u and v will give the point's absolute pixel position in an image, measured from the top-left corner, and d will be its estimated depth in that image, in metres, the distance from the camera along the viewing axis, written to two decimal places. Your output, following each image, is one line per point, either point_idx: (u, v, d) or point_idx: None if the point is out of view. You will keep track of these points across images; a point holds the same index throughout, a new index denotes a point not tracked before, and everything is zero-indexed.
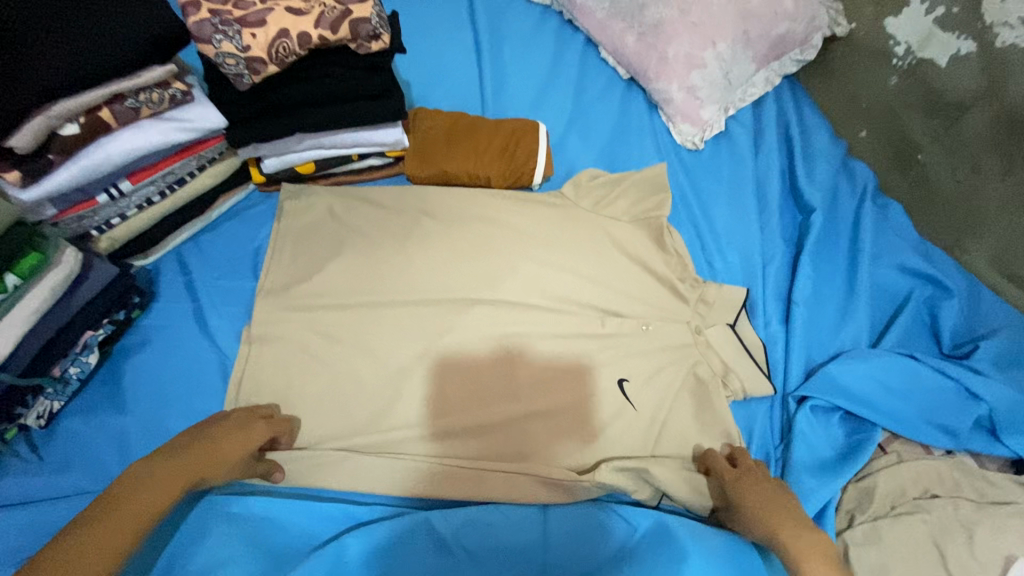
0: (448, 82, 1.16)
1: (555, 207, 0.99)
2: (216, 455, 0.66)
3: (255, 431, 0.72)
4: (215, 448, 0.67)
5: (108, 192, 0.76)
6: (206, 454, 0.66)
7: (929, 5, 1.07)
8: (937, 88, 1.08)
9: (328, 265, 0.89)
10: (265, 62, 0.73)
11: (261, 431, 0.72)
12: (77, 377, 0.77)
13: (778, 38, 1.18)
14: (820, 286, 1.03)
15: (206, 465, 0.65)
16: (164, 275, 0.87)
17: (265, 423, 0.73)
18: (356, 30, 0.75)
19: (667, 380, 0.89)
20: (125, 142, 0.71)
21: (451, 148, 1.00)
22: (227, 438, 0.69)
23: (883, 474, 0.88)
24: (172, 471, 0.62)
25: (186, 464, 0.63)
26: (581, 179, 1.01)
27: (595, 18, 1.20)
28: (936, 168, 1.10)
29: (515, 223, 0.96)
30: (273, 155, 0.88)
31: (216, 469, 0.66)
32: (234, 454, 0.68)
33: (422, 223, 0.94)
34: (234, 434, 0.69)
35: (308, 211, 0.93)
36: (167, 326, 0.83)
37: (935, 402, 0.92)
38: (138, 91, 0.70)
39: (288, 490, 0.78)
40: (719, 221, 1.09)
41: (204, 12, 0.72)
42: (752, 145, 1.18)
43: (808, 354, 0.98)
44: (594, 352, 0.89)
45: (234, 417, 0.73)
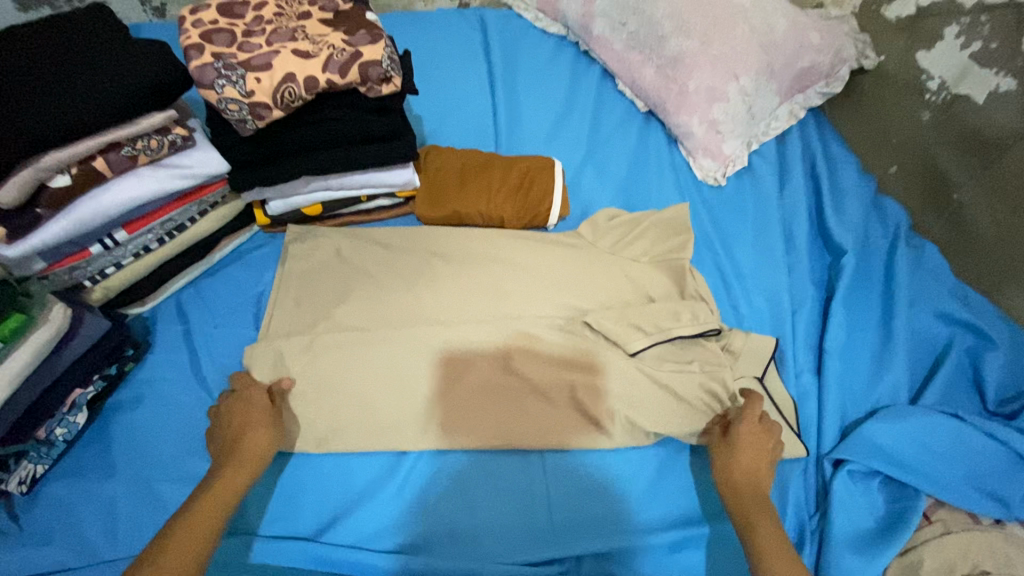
0: (460, 117, 1.12)
1: (572, 248, 0.92)
2: (247, 435, 0.70)
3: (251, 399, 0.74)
4: (243, 436, 0.70)
5: (102, 243, 0.72)
6: (242, 442, 0.70)
7: (964, 40, 1.01)
8: (973, 125, 1.02)
9: (335, 311, 0.83)
10: (270, 107, 0.69)
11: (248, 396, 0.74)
12: (63, 439, 0.72)
13: (803, 70, 1.14)
14: (853, 333, 0.97)
15: (242, 455, 0.69)
16: (161, 324, 0.83)
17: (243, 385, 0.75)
18: (367, 73, 0.71)
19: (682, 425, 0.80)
20: (122, 192, 0.68)
21: (462, 187, 0.95)
22: (247, 414, 0.72)
23: (929, 548, 0.80)
24: (226, 468, 0.68)
25: (237, 459, 0.69)
26: (598, 219, 0.96)
27: (613, 49, 1.17)
28: (972, 208, 1.03)
29: (529, 264, 0.89)
30: (278, 198, 0.85)
31: (258, 448, 0.70)
32: (259, 426, 0.72)
33: (432, 264, 0.88)
34: (246, 409, 0.73)
35: (313, 253, 0.88)
36: (161, 378, 0.79)
37: (982, 467, 0.84)
38: (135, 138, 0.66)
39: (280, 564, 0.72)
40: (744, 263, 1.03)
41: (206, 57, 0.69)
42: (777, 181, 1.12)
43: (842, 409, 0.91)
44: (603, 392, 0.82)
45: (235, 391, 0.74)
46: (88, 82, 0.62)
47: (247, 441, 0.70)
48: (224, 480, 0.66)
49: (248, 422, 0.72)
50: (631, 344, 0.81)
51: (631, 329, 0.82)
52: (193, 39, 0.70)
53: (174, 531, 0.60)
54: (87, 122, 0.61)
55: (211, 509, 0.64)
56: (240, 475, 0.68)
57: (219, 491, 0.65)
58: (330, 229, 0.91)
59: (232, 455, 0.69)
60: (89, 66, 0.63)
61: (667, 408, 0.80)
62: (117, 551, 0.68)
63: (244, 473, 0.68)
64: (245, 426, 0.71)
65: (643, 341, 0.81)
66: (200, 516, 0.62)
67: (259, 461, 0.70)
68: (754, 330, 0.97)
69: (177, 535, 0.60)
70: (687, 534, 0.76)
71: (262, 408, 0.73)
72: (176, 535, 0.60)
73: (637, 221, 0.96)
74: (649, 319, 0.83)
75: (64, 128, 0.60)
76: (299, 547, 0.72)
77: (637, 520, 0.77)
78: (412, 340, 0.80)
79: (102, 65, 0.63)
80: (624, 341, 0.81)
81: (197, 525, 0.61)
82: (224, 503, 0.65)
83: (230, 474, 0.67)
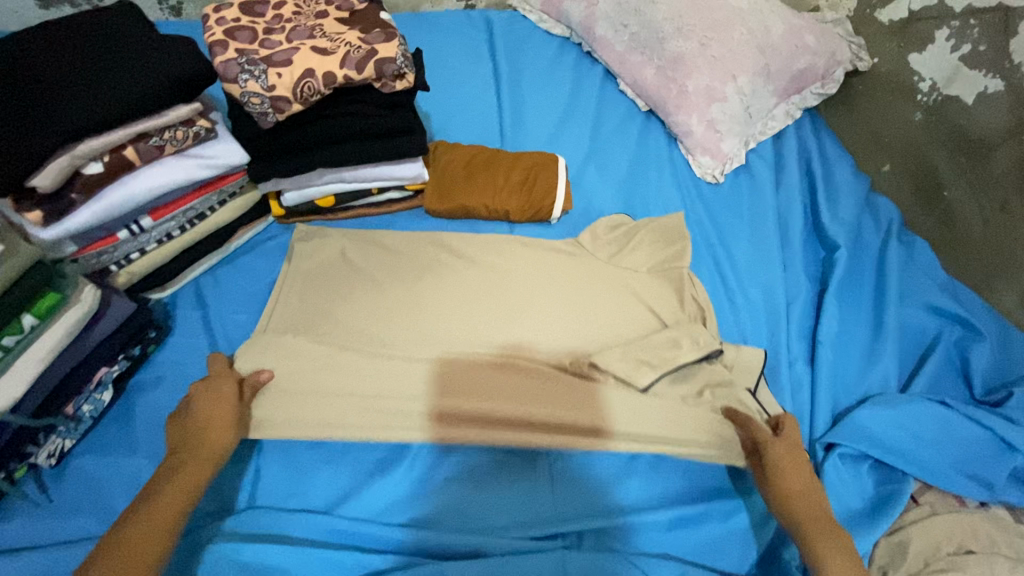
0: (467, 114, 1.16)
1: (565, 255, 0.97)
2: (211, 428, 0.71)
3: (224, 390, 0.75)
4: (206, 429, 0.71)
5: (129, 229, 0.76)
6: (206, 436, 0.71)
7: (954, 43, 1.05)
8: (962, 125, 1.05)
9: (336, 310, 0.87)
10: (290, 101, 0.73)
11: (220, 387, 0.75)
12: (90, 416, 0.76)
13: (799, 72, 1.17)
14: (846, 325, 1.01)
15: (204, 446, 0.70)
16: (180, 308, 0.87)
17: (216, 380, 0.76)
18: (381, 70, 0.74)
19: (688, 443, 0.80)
20: (149, 179, 0.71)
21: (469, 181, 0.99)
22: (211, 403, 0.73)
23: (916, 527, 0.83)
24: (185, 460, 0.69)
25: (199, 452, 0.70)
26: (599, 231, 0.99)
27: (615, 50, 1.20)
28: (962, 205, 1.07)
29: (525, 263, 0.95)
30: (293, 189, 0.89)
31: (220, 441, 0.71)
32: (223, 416, 0.73)
33: (435, 267, 0.92)
34: (213, 398, 0.73)
35: (321, 251, 0.92)
36: (181, 360, 0.82)
37: (968, 452, 0.88)
38: (162, 129, 0.70)
39: (274, 530, 0.74)
40: (741, 256, 1.06)
41: (230, 53, 0.73)
42: (773, 178, 1.16)
43: (835, 397, 0.95)
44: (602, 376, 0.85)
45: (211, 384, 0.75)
46: (121, 76, 0.66)
47: (210, 435, 0.71)
48: (181, 475, 0.68)
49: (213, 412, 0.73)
50: (643, 380, 0.80)
51: (639, 364, 0.81)
52: (218, 36, 0.74)
53: (135, 522, 0.63)
54: (119, 114, 0.65)
55: (171, 502, 0.65)
56: (198, 472, 0.69)
57: (180, 484, 0.67)
58: (337, 232, 0.95)
59: (194, 446, 0.70)
60: (121, 62, 0.67)
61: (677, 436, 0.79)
62: None
63: (205, 468, 0.69)
64: (209, 415, 0.72)
65: (653, 377, 0.80)
66: (156, 510, 0.64)
67: (219, 455, 0.71)
68: (749, 321, 1.00)
69: (134, 528, 0.63)
70: (684, 511, 0.79)
71: (230, 399, 0.74)
72: (134, 528, 0.63)
73: (633, 231, 1.00)
74: (654, 351, 0.83)
75: (99, 121, 0.64)
76: (312, 520, 0.74)
77: (636, 498, 0.81)
78: (411, 333, 0.86)
79: (133, 60, 0.67)
80: (636, 378, 0.80)
81: (155, 519, 0.64)
82: (184, 498, 0.66)
83: (190, 468, 0.68)
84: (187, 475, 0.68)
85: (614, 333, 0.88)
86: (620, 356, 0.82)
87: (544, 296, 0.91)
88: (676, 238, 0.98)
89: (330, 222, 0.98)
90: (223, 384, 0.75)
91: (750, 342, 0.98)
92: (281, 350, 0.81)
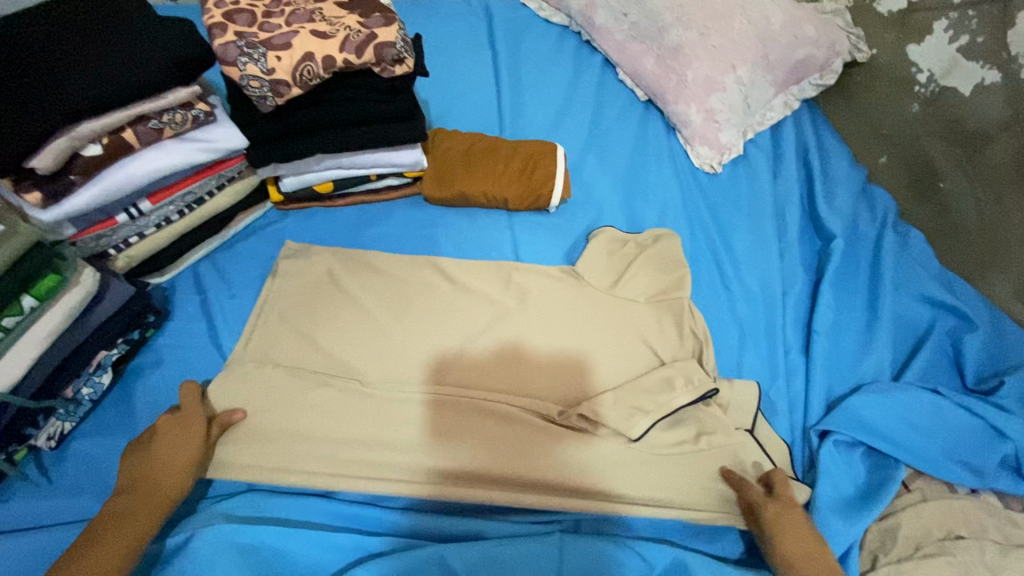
0: (467, 101, 1.15)
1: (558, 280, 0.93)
2: (166, 472, 0.69)
3: (192, 427, 0.73)
4: (162, 471, 0.69)
5: (128, 212, 0.76)
6: (160, 479, 0.69)
7: (952, 34, 1.05)
8: (959, 117, 1.06)
9: (316, 335, 0.85)
10: (289, 85, 0.73)
11: (191, 424, 0.73)
12: (89, 399, 0.76)
13: (798, 63, 1.17)
14: (841, 314, 1.02)
15: (154, 491, 0.68)
16: (179, 293, 0.87)
17: (178, 416, 0.74)
18: (381, 54, 0.74)
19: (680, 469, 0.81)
20: (148, 162, 0.71)
21: (468, 169, 0.99)
22: (170, 442, 0.71)
23: (907, 513, 0.84)
24: (132, 501, 0.67)
25: (149, 495, 0.67)
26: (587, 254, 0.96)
27: (614, 39, 1.20)
28: (958, 196, 1.07)
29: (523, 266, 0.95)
30: (292, 174, 0.89)
31: (173, 485, 0.69)
32: (179, 459, 0.70)
33: (431, 288, 0.90)
34: (173, 437, 0.72)
35: (306, 271, 0.89)
36: (181, 345, 0.83)
37: (959, 440, 0.89)
38: (161, 112, 0.70)
39: (273, 513, 0.74)
40: (738, 246, 1.07)
41: (229, 35, 0.72)
42: (771, 169, 1.16)
43: (828, 386, 0.96)
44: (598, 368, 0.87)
45: (174, 418, 0.73)
46: (121, 57, 0.65)
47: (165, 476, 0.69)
48: (127, 517, 0.66)
49: (178, 447, 0.71)
50: (634, 430, 0.79)
51: (632, 411, 0.81)
52: (216, 19, 0.74)
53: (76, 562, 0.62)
54: (118, 97, 0.64)
55: (113, 548, 0.64)
56: (143, 519, 0.66)
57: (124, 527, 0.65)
58: (323, 249, 0.92)
59: (145, 489, 0.68)
60: (119, 43, 0.66)
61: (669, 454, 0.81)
62: None
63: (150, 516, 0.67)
64: (165, 455, 0.70)
65: (645, 422, 0.80)
66: (94, 555, 0.63)
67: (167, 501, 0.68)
68: (746, 309, 1.01)
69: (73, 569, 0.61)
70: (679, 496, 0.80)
71: (197, 441, 0.72)
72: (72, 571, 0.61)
73: (630, 256, 0.96)
74: (647, 397, 0.82)
75: (98, 104, 0.64)
76: (310, 505, 0.75)
77: None
78: (407, 330, 0.86)
79: (131, 42, 0.67)
80: (627, 427, 0.80)
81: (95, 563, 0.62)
82: (126, 547, 0.64)
83: (138, 513, 0.66)
84: (134, 521, 0.65)
85: (610, 366, 0.86)
86: (613, 403, 0.81)
87: (542, 291, 0.92)
88: (675, 268, 0.94)
89: (330, 209, 0.99)
90: (185, 423, 0.73)
91: (746, 331, 0.99)
92: (277, 348, 0.83)
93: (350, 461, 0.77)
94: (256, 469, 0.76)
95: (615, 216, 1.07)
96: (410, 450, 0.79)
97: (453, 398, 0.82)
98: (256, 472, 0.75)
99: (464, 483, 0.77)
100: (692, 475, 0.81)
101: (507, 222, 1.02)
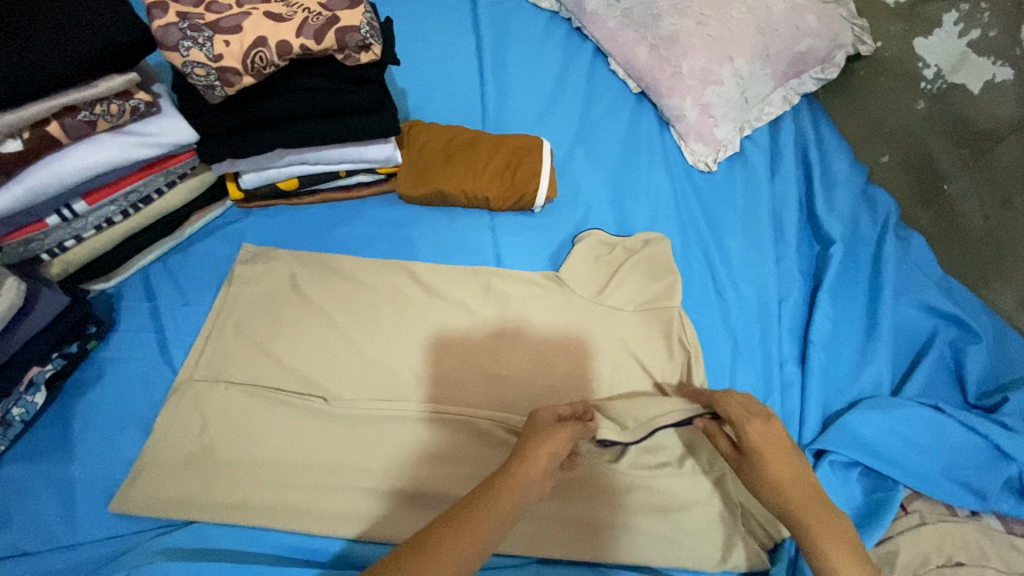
0: (447, 91, 1.08)
1: (540, 289, 0.87)
2: (522, 473, 0.61)
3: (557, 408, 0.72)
4: (520, 454, 0.63)
5: (60, 214, 0.69)
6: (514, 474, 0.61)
7: (963, 27, 0.99)
8: (967, 116, 1.00)
9: (276, 348, 0.78)
10: (239, 73, 0.66)
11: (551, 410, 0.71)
12: (21, 420, 0.70)
13: (799, 55, 1.10)
14: (839, 323, 0.96)
15: (504, 492, 0.59)
16: (127, 301, 0.81)
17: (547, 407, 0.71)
18: (344, 40, 0.67)
19: (668, 492, 0.76)
20: (79, 159, 0.64)
21: (446, 166, 0.92)
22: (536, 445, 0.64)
23: (906, 538, 0.80)
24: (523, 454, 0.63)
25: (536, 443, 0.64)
26: (574, 257, 0.90)
27: (606, 27, 1.13)
28: (964, 199, 1.01)
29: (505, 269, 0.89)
30: (252, 171, 0.82)
31: (524, 490, 0.60)
32: (544, 465, 0.63)
33: (406, 292, 0.84)
34: (539, 440, 0.65)
35: (268, 277, 0.83)
36: (125, 359, 0.77)
37: (961, 459, 0.84)
38: (93, 102, 0.62)
39: (218, 546, 0.68)
40: (732, 248, 1.01)
41: (171, 17, 0.65)
42: (768, 168, 1.10)
43: (824, 400, 0.91)
44: (581, 380, 0.81)
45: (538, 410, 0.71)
46: (33, 27, 0.56)
47: (517, 478, 0.61)
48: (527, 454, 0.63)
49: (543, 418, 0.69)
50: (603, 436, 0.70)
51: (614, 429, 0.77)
52: None
53: (439, 523, 0.55)
54: (31, 69, 0.56)
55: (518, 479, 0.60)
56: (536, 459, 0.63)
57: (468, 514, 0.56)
58: (286, 253, 0.85)
59: (501, 487, 0.59)
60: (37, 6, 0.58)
61: (653, 476, 0.76)
62: (79, 536, 0.68)
63: (497, 518, 0.56)
64: (526, 458, 0.62)
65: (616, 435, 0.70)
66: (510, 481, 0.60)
67: (514, 499, 0.58)
68: (738, 317, 0.95)
69: (421, 549, 0.52)
70: (665, 522, 0.74)
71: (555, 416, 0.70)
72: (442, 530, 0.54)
73: (618, 260, 0.90)
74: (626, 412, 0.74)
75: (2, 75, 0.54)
76: (265, 531, 0.70)
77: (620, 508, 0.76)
78: (374, 342, 0.80)
79: (52, 6, 0.58)
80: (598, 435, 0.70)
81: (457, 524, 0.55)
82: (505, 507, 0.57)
83: (485, 511, 0.56)
84: (485, 496, 0.58)
85: (592, 379, 0.81)
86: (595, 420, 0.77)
87: (524, 299, 0.86)
88: (664, 272, 0.89)
89: (296, 207, 0.91)
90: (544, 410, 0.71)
91: (740, 341, 0.94)
92: (229, 358, 0.77)
93: (311, 483, 0.71)
94: (209, 503, 0.69)
95: (604, 217, 1.00)
96: (375, 473, 0.73)
97: (424, 417, 0.76)
98: (206, 501, 0.69)
99: (436, 509, 0.71)
100: (681, 495, 0.76)
101: (488, 223, 0.95)
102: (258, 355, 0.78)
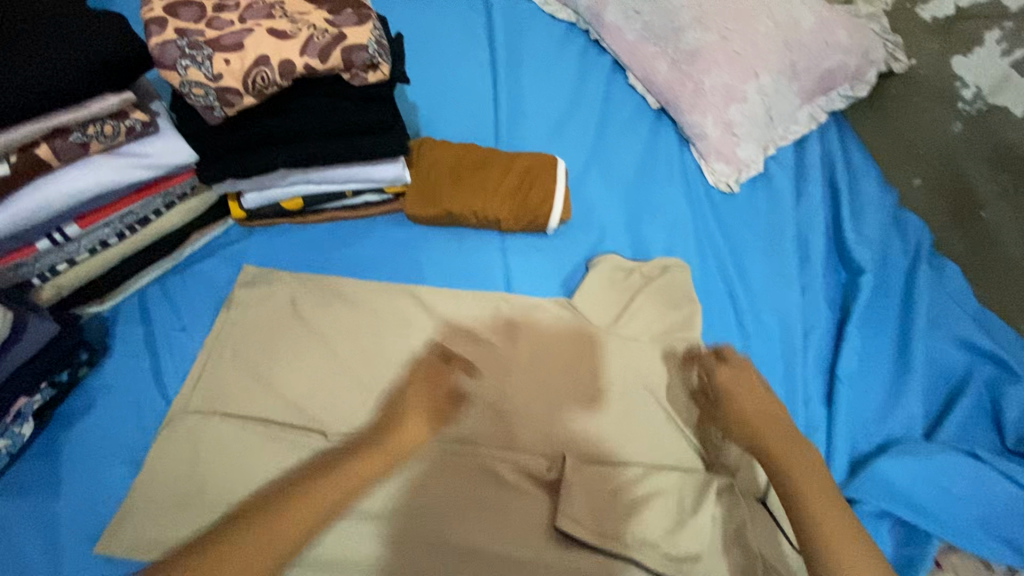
0: (460, 106, 1.04)
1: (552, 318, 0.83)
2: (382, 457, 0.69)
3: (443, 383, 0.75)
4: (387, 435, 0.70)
5: (50, 238, 0.68)
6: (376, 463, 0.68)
7: (1006, 46, 0.93)
8: (1009, 139, 0.93)
9: (274, 377, 0.75)
10: (240, 93, 0.62)
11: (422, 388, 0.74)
12: (7, 451, 0.67)
13: (827, 72, 1.05)
14: (867, 359, 0.91)
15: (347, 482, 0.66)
16: (119, 325, 0.78)
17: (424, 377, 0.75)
18: (350, 58, 0.63)
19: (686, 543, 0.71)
20: (70, 182, 0.61)
21: (456, 186, 0.88)
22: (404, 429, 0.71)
23: None
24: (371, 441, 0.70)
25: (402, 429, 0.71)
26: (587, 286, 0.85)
27: (626, 40, 1.08)
28: (1004, 228, 0.95)
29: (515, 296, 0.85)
30: (255, 190, 0.79)
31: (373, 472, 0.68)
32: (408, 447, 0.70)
33: (411, 320, 0.80)
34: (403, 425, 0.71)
35: (268, 302, 0.79)
36: (116, 387, 0.74)
37: (1000, 512, 0.79)
38: (86, 123, 0.59)
39: None
40: (754, 276, 0.96)
41: (170, 34, 0.62)
42: (794, 189, 1.05)
43: (851, 442, 0.85)
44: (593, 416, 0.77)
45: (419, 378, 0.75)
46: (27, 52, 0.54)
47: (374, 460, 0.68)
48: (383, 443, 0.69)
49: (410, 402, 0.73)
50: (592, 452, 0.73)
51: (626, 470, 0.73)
52: (157, 12, 0.63)
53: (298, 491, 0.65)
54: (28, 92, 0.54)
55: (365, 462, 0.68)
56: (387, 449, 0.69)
57: (274, 508, 0.63)
58: (288, 275, 0.82)
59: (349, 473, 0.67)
60: (32, 17, 0.57)
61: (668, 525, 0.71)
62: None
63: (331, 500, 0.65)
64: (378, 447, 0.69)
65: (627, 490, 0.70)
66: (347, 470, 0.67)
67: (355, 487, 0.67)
68: (760, 350, 0.90)
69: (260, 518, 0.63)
70: None
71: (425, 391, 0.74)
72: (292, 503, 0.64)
73: (633, 288, 0.86)
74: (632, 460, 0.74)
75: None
76: None
77: None
78: (375, 372, 0.76)
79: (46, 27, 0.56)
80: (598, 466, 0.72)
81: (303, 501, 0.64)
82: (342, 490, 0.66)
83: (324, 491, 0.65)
84: (338, 476, 0.66)
85: (604, 417, 0.77)
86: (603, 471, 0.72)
87: (532, 329, 0.81)
88: (682, 303, 0.84)
89: (299, 226, 0.88)
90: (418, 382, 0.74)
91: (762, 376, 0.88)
92: (224, 389, 0.74)
93: None
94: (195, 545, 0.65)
95: (620, 239, 0.96)
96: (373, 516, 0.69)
97: (426, 456, 0.72)
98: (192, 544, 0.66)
99: (435, 557, 0.67)
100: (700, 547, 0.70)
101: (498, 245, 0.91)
102: (254, 386, 0.74)
